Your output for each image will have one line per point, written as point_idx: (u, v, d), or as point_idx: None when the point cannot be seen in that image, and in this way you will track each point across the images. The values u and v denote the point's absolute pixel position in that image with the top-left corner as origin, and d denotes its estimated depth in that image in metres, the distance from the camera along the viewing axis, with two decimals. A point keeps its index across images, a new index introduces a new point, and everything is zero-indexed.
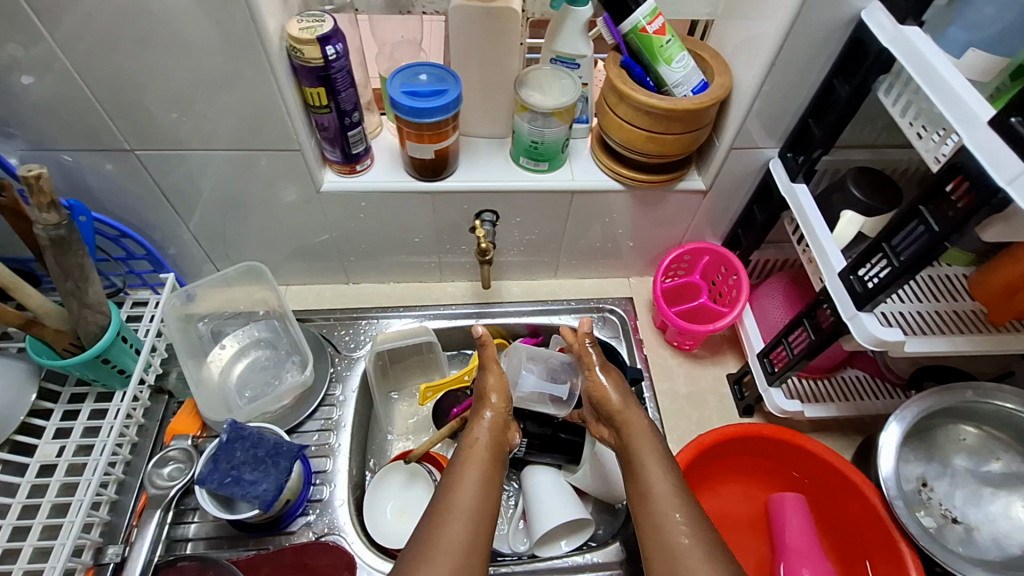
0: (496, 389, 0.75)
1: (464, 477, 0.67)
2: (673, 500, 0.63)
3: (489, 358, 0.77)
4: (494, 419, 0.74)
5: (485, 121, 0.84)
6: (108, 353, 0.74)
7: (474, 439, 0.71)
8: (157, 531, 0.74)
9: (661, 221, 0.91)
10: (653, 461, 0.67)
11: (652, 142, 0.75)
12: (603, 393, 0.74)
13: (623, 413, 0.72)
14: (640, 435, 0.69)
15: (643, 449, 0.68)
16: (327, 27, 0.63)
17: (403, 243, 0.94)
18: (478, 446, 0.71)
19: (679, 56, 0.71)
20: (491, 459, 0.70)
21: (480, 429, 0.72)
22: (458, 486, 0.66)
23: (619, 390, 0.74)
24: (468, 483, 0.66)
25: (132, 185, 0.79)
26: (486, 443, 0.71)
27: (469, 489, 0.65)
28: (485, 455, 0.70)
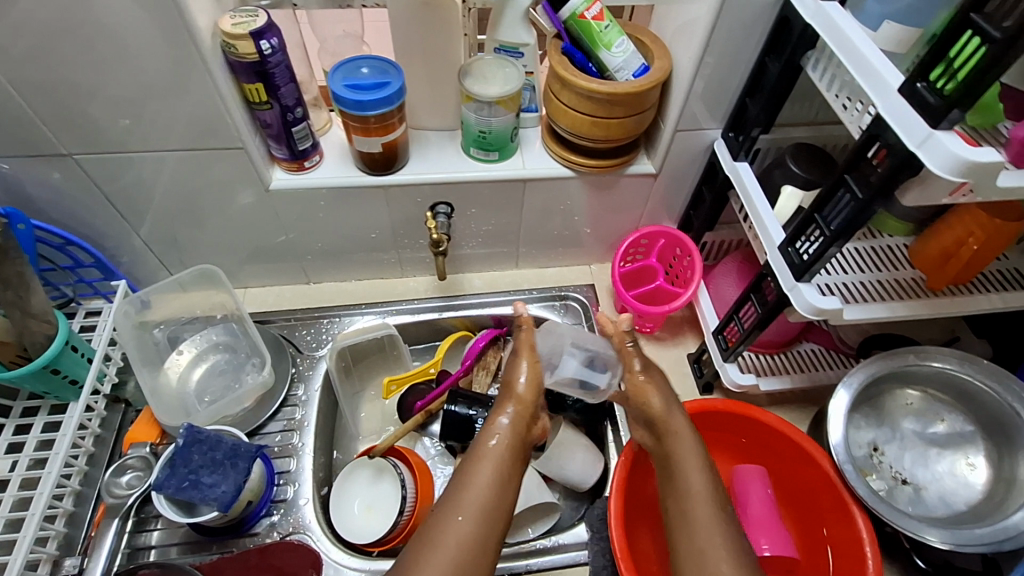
0: (529, 378, 0.70)
1: (480, 472, 0.62)
2: (712, 518, 0.59)
3: (524, 344, 0.72)
4: (519, 411, 0.68)
5: (434, 113, 0.84)
6: (58, 362, 0.72)
7: (497, 434, 0.66)
8: (115, 541, 0.73)
9: (616, 206, 0.93)
10: (693, 470, 0.63)
11: (597, 126, 0.76)
12: (644, 394, 0.70)
13: (665, 418, 0.68)
14: (679, 441, 0.66)
15: (686, 460, 0.64)
16: (260, 22, 0.62)
17: (360, 240, 0.93)
18: (499, 442, 0.65)
19: (618, 40, 0.72)
20: (511, 457, 0.64)
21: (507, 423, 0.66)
22: (472, 482, 0.61)
23: (666, 394, 0.69)
24: (482, 479, 0.61)
25: (77, 194, 0.78)
26: (508, 435, 0.66)
27: (483, 487, 0.61)
28: (504, 450, 0.64)
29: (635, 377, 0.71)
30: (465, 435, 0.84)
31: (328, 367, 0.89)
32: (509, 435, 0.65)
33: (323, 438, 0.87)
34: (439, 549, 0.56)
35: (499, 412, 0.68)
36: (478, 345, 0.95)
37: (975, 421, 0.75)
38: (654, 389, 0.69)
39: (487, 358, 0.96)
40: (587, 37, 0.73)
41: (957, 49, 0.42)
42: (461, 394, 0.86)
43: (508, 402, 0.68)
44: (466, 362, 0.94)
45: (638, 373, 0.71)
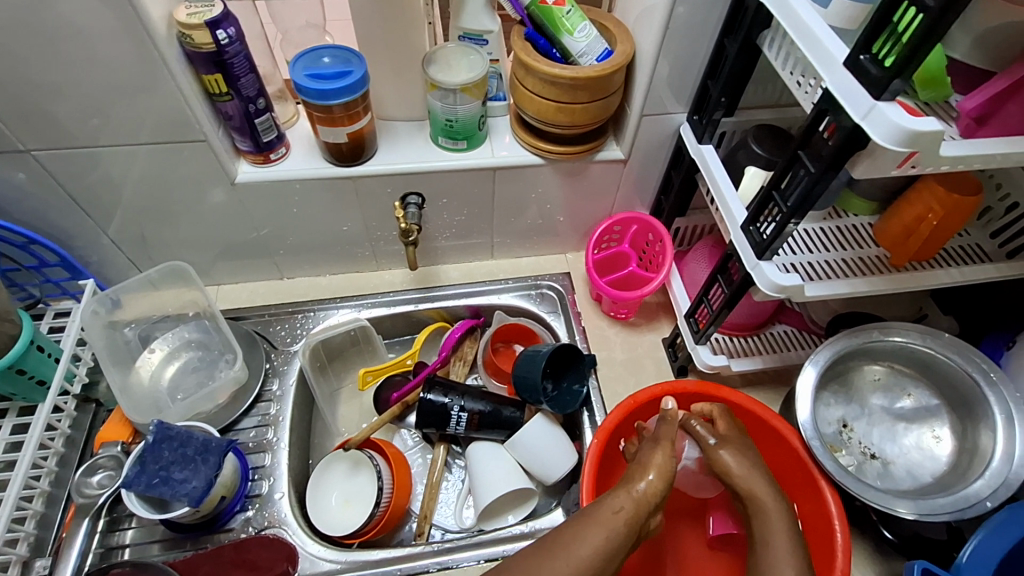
0: (662, 467, 0.59)
1: (586, 536, 0.52)
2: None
3: (665, 436, 0.63)
4: (648, 490, 0.57)
5: (402, 104, 0.84)
6: (23, 362, 0.72)
7: (612, 505, 0.55)
8: (86, 541, 0.72)
9: (588, 193, 0.93)
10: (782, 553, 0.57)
11: (562, 112, 0.76)
12: (729, 463, 0.64)
13: (754, 494, 0.62)
14: (769, 519, 0.60)
15: (780, 545, 0.58)
16: (216, 11, 0.62)
17: (332, 234, 0.93)
18: (617, 514, 0.55)
19: (580, 26, 0.73)
20: (627, 533, 0.54)
21: (627, 496, 0.56)
22: (583, 536, 0.52)
23: (753, 463, 0.64)
24: (594, 538, 0.52)
25: (40, 192, 0.76)
26: (629, 511, 0.55)
27: (591, 547, 0.51)
28: (620, 526, 0.54)
29: (724, 450, 0.65)
30: (441, 423, 0.84)
31: (301, 365, 0.89)
32: (633, 509, 0.56)
33: (299, 433, 0.87)
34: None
35: (618, 490, 0.58)
36: (454, 336, 0.95)
37: (940, 395, 0.76)
38: (747, 465, 0.64)
39: (463, 349, 0.96)
40: (550, 22, 0.74)
41: (899, 15, 0.43)
42: (439, 380, 0.86)
43: (642, 478, 0.58)
44: (442, 354, 0.94)
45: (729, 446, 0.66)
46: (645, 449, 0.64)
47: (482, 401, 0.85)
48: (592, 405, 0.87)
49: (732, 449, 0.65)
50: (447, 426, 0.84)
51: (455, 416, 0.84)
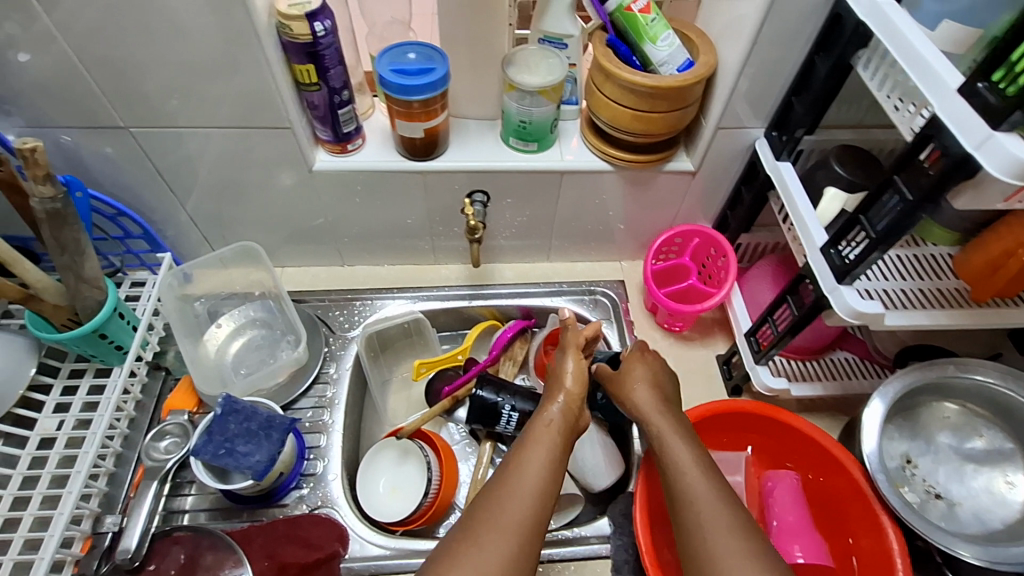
0: (575, 374, 0.69)
1: (530, 454, 0.59)
2: (708, 497, 0.56)
3: (570, 346, 0.73)
4: (569, 401, 0.66)
5: (476, 102, 0.84)
6: (105, 328, 0.76)
7: (544, 422, 0.64)
8: (153, 504, 0.74)
9: (651, 202, 0.92)
10: (682, 451, 0.60)
11: (638, 120, 0.75)
12: (629, 390, 0.69)
13: (647, 411, 0.66)
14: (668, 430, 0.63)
15: (679, 450, 0.61)
16: (315, 3, 0.64)
17: (396, 226, 0.95)
18: (549, 429, 0.63)
19: (664, 34, 0.72)
20: (562, 440, 0.63)
21: (554, 410, 0.65)
22: (527, 454, 0.59)
23: (651, 385, 0.69)
24: (539, 453, 0.60)
25: (129, 166, 0.80)
26: (559, 423, 0.64)
27: (537, 463, 0.59)
28: (555, 438, 0.62)
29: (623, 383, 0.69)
30: (490, 421, 0.85)
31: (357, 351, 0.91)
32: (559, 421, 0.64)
33: (351, 418, 0.89)
34: (503, 507, 0.55)
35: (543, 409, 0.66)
36: (505, 336, 0.96)
37: (1015, 439, 0.73)
38: (646, 385, 0.68)
39: (514, 349, 0.96)
40: (633, 29, 0.73)
41: (1018, 54, 0.42)
42: (492, 380, 0.86)
43: (560, 389, 0.66)
44: (493, 352, 0.95)
45: (629, 372, 0.71)
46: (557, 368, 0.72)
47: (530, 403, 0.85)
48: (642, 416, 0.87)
49: (630, 375, 0.70)
50: (496, 424, 0.85)
51: (506, 414, 0.84)
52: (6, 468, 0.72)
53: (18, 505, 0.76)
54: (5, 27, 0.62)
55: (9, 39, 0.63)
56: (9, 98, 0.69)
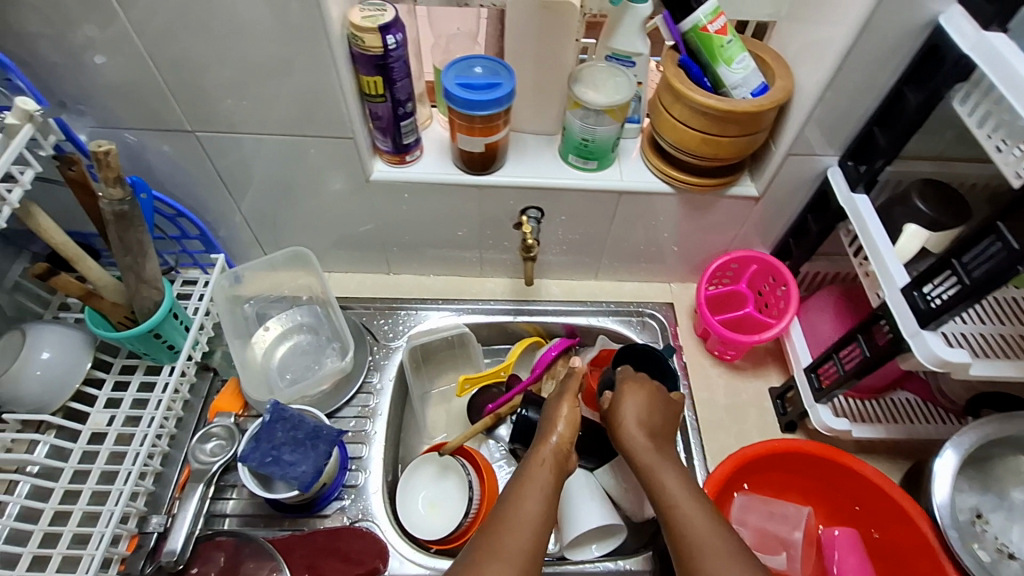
0: (568, 417, 0.67)
1: (523, 495, 0.60)
2: (705, 534, 0.56)
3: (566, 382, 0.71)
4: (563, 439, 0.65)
5: (536, 117, 0.83)
6: (160, 328, 0.77)
7: (537, 461, 0.63)
8: (198, 505, 0.76)
9: (708, 226, 0.89)
10: (675, 487, 0.61)
11: (707, 144, 0.73)
12: (620, 417, 0.67)
13: (638, 446, 0.64)
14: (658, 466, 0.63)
15: (671, 484, 0.61)
16: (388, 16, 0.63)
17: (445, 237, 0.94)
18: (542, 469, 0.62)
19: (740, 57, 0.69)
20: (557, 478, 0.63)
21: (546, 450, 0.64)
22: (524, 497, 0.60)
23: (644, 415, 0.67)
24: (537, 493, 0.60)
25: (190, 168, 0.81)
26: (550, 463, 0.63)
27: (532, 501, 0.59)
28: (551, 477, 0.62)
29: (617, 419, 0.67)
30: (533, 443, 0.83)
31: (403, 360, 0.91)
32: (556, 457, 0.64)
33: (392, 429, 0.88)
34: (500, 551, 0.55)
35: (536, 446, 0.66)
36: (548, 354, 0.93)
37: None
38: (639, 416, 0.66)
39: (556, 368, 0.94)
40: (707, 50, 0.70)
41: None
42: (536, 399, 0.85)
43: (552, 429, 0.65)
44: (535, 371, 0.92)
45: (621, 408, 0.67)
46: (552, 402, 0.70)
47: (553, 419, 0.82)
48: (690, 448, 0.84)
49: (622, 409, 0.67)
50: None
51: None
52: (59, 462, 0.74)
53: (67, 499, 0.77)
54: (84, 30, 0.62)
55: (86, 41, 0.64)
56: (81, 97, 0.70)
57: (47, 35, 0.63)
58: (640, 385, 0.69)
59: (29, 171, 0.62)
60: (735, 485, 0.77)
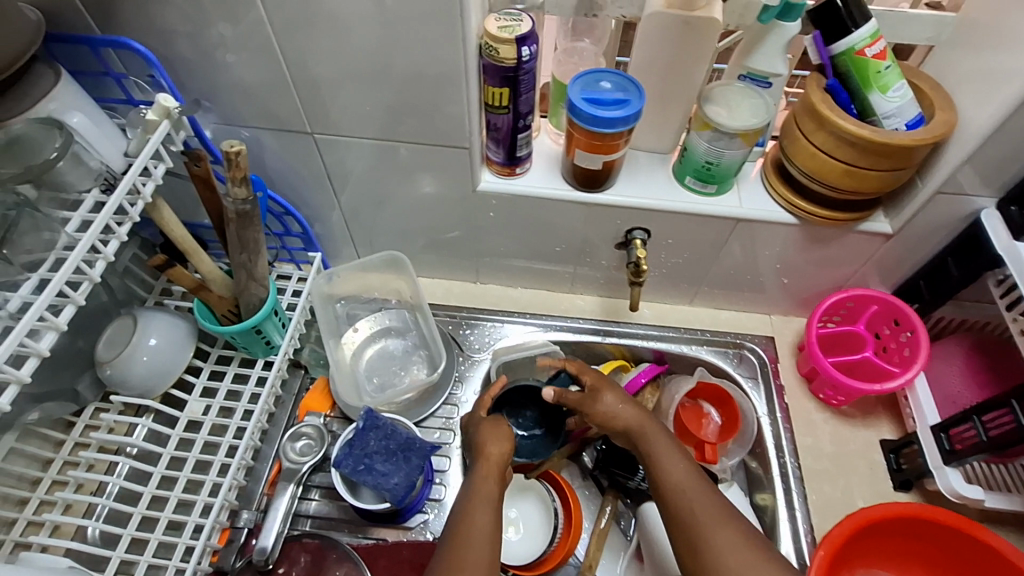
0: (504, 439, 0.72)
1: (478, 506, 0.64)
2: (698, 493, 0.62)
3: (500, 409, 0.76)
4: (495, 455, 0.70)
5: (653, 135, 0.79)
6: (262, 325, 0.77)
7: (482, 473, 0.69)
8: (288, 505, 0.76)
9: (826, 260, 0.83)
10: (665, 452, 0.67)
11: (850, 176, 0.67)
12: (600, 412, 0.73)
13: (625, 424, 0.71)
14: (647, 436, 0.69)
15: (662, 447, 0.68)
16: (525, 27, 0.61)
17: (540, 249, 0.90)
18: (487, 482, 0.67)
19: (897, 84, 0.64)
20: (500, 490, 0.68)
21: (491, 463, 0.70)
22: (473, 513, 0.63)
23: (624, 397, 0.74)
24: (484, 512, 0.64)
25: (299, 167, 0.81)
26: (494, 474, 0.69)
27: (484, 516, 0.63)
28: (494, 489, 0.67)
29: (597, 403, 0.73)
30: (626, 471, 0.81)
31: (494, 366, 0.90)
32: (489, 474, 0.68)
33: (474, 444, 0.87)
34: (464, 563, 0.58)
35: (477, 466, 0.70)
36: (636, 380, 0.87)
37: None
38: (620, 402, 0.73)
39: (644, 395, 0.87)
40: (859, 75, 0.64)
41: None
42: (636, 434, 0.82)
43: (490, 445, 0.70)
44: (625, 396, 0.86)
45: (601, 398, 0.74)
46: (484, 425, 0.75)
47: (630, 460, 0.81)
48: (791, 496, 0.80)
49: (602, 398, 0.73)
50: (631, 478, 0.81)
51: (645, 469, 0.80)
52: (156, 448, 0.74)
53: (164, 484, 0.79)
54: (218, 28, 0.62)
55: (219, 40, 0.63)
56: (206, 94, 0.70)
57: (184, 33, 0.63)
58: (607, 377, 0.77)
59: (161, 166, 0.62)
60: (852, 546, 0.72)
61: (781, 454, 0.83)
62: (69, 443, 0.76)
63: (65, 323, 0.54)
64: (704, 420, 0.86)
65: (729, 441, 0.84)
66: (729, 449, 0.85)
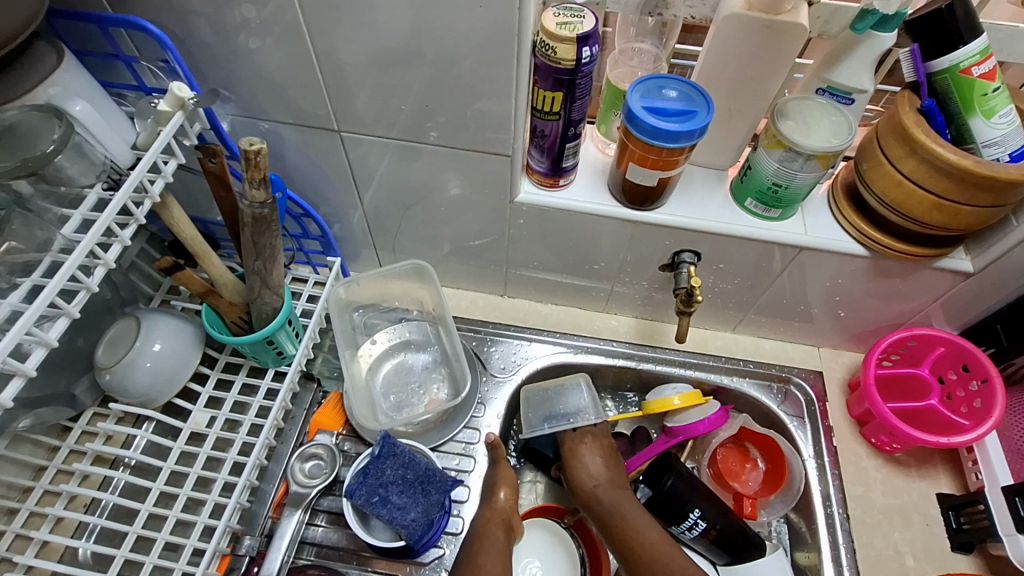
0: (509, 489, 0.71)
1: (487, 556, 0.63)
2: (673, 562, 0.62)
3: (500, 456, 0.75)
4: (504, 505, 0.69)
5: (712, 150, 0.72)
6: (275, 336, 0.71)
7: (490, 522, 0.67)
8: (294, 533, 0.71)
9: (892, 295, 0.75)
10: (639, 522, 0.67)
11: (938, 210, 0.60)
12: (578, 470, 0.74)
13: (597, 493, 0.71)
14: (614, 495, 0.71)
15: (634, 517, 0.68)
16: (587, 24, 0.55)
17: (576, 266, 0.83)
18: (493, 530, 0.66)
19: (1004, 109, 0.56)
20: (507, 539, 0.66)
21: (495, 513, 0.68)
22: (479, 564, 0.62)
23: (600, 457, 0.75)
24: (493, 562, 0.63)
25: (320, 166, 0.74)
26: (500, 522, 0.67)
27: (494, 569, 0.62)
28: (501, 538, 0.66)
29: (571, 466, 0.74)
30: (671, 519, 0.74)
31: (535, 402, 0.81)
32: (494, 520, 0.67)
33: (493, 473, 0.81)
34: None
35: (483, 512, 0.69)
36: (697, 427, 0.77)
37: None
38: (598, 463, 0.74)
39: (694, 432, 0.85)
40: (961, 96, 0.57)
41: None
42: (687, 476, 0.74)
43: (496, 493, 0.69)
44: (679, 435, 0.78)
45: (578, 458, 0.75)
46: (489, 471, 0.74)
47: (678, 515, 0.73)
48: (840, 551, 0.73)
49: (581, 458, 0.75)
50: (677, 526, 0.74)
51: (691, 519, 0.72)
52: (156, 462, 0.68)
53: (162, 500, 0.74)
54: (241, 9, 0.55)
55: (241, 23, 0.56)
56: (227, 82, 0.63)
57: (204, 13, 0.56)
58: (591, 430, 0.78)
59: (173, 162, 0.56)
60: None
61: (830, 505, 0.76)
62: (63, 450, 0.70)
63: (55, 339, 0.48)
64: (745, 465, 0.81)
65: (770, 495, 0.78)
66: (771, 503, 0.78)
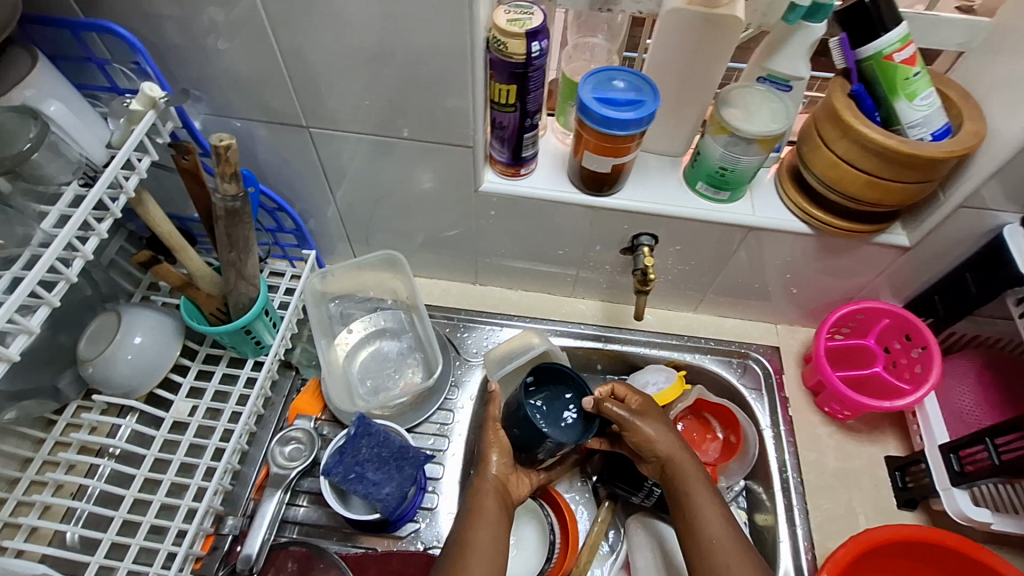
0: (500, 451, 0.72)
1: (475, 524, 0.66)
2: (729, 537, 0.65)
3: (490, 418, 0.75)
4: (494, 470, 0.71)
5: (664, 137, 0.76)
6: (252, 325, 0.74)
7: (479, 492, 0.69)
8: (275, 511, 0.74)
9: (838, 271, 0.80)
10: (703, 496, 0.68)
11: (873, 187, 0.65)
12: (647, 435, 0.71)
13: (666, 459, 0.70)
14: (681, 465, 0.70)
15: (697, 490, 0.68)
16: (536, 21, 0.59)
17: (543, 252, 0.86)
18: (485, 499, 0.68)
19: (925, 92, 0.61)
20: (498, 505, 0.69)
21: (487, 480, 0.70)
22: (473, 531, 0.65)
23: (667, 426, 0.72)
24: (477, 533, 0.65)
25: (292, 162, 0.77)
26: (491, 491, 0.69)
27: (483, 533, 0.65)
28: (492, 506, 0.68)
29: (644, 422, 0.71)
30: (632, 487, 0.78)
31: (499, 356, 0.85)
32: (484, 490, 0.69)
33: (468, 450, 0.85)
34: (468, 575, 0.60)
35: (475, 483, 0.71)
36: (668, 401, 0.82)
37: None
38: (660, 431, 0.71)
39: None
40: (887, 81, 0.62)
41: None
42: None
43: (488, 459, 0.71)
44: None
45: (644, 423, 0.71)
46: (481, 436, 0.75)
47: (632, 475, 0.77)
48: (794, 512, 0.78)
49: (648, 423, 0.71)
50: (636, 494, 0.79)
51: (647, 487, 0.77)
52: (139, 449, 0.71)
53: (147, 487, 0.77)
54: (209, 13, 0.58)
55: (210, 26, 0.59)
56: (198, 83, 0.66)
57: (173, 17, 0.59)
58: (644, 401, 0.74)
59: (147, 159, 0.58)
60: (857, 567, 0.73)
61: (785, 471, 0.80)
62: (48, 441, 0.73)
63: (37, 326, 0.51)
64: (708, 435, 0.86)
65: (729, 461, 0.83)
66: (729, 468, 0.83)
